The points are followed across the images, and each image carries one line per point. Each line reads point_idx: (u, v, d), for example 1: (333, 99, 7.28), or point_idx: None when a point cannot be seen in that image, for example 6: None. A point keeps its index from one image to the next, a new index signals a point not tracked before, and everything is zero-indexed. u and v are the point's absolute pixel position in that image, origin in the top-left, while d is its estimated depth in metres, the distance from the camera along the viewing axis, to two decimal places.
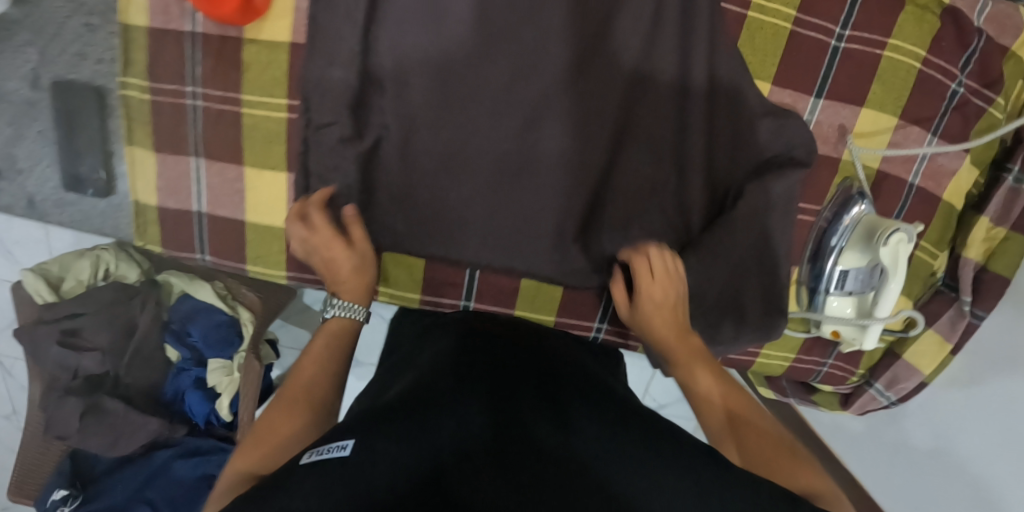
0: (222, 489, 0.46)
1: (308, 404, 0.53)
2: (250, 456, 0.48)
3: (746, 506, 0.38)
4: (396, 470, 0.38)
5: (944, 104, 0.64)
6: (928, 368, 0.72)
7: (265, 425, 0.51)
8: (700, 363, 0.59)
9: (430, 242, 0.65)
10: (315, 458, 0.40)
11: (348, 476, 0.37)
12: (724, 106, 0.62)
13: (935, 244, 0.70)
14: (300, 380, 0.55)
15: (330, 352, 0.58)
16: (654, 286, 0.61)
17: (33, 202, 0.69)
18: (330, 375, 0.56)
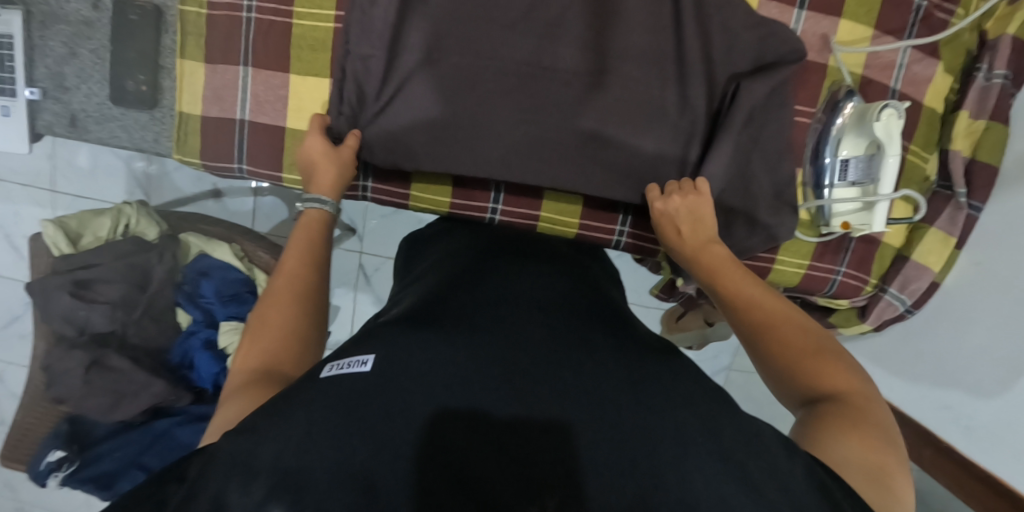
0: (231, 383, 0.49)
1: (296, 298, 0.54)
2: (253, 351, 0.50)
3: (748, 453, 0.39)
4: (411, 383, 0.40)
5: (911, 17, 0.73)
6: (937, 265, 0.76)
7: (263, 323, 0.52)
8: (739, 276, 0.61)
9: (459, 137, 0.69)
10: (335, 372, 0.42)
11: (364, 388, 0.39)
12: (723, 16, 0.70)
13: (924, 147, 0.75)
14: (284, 274, 0.56)
15: (310, 249, 0.59)
16: (675, 205, 0.68)
17: (77, 119, 0.72)
18: (314, 272, 0.57)
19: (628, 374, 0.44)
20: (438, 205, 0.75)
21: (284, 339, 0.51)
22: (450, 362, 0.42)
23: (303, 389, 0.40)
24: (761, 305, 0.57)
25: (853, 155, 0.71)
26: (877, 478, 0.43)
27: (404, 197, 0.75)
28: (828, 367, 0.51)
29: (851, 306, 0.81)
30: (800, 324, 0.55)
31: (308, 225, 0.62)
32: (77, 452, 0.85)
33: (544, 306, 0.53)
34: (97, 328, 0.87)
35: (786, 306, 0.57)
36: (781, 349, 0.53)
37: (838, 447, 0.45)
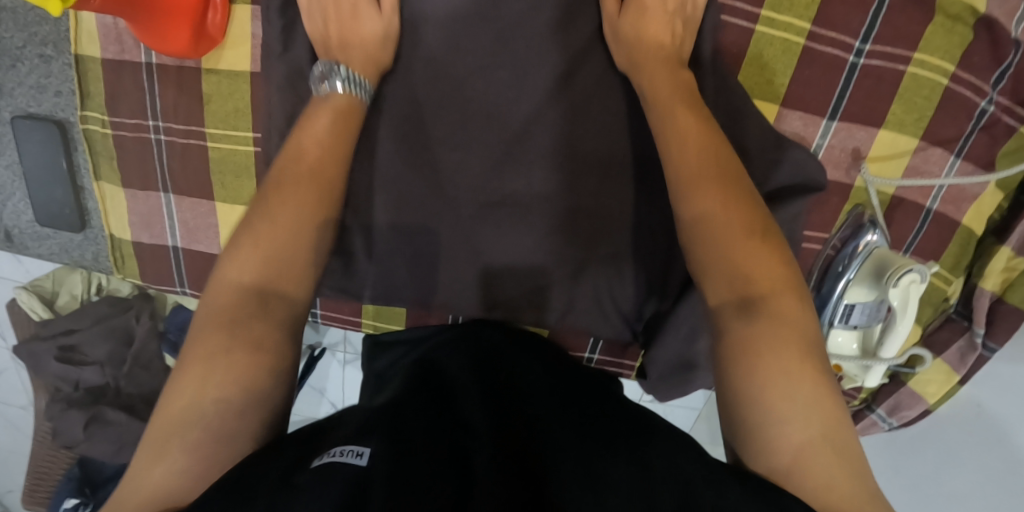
0: (218, 310, 0.43)
1: (317, 204, 0.49)
2: (250, 260, 0.45)
3: None
4: (404, 488, 0.34)
5: (971, 124, 0.58)
6: (933, 397, 0.69)
7: (219, 344, 0.41)
8: (704, 168, 0.47)
9: (416, 267, 0.64)
10: (327, 461, 0.36)
11: (351, 485, 0.33)
12: (725, 131, 0.57)
13: (950, 271, 0.65)
14: (231, 280, 0.45)
15: (334, 144, 0.51)
16: (654, 69, 0.53)
17: (10, 235, 0.68)
18: (335, 205, 0.50)
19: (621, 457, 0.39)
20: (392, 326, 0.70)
21: (288, 254, 0.47)
22: (438, 471, 0.36)
23: (292, 482, 0.34)
24: (732, 224, 0.45)
25: (859, 302, 0.61)
26: (844, 463, 0.36)
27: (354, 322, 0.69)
28: (770, 285, 0.42)
29: None
30: (757, 237, 0.44)
31: (288, 173, 0.49)
32: (88, 497, 0.91)
33: (529, 404, 0.48)
34: (90, 382, 0.91)
35: (746, 232, 0.44)
36: (725, 270, 0.44)
37: (811, 447, 0.36)
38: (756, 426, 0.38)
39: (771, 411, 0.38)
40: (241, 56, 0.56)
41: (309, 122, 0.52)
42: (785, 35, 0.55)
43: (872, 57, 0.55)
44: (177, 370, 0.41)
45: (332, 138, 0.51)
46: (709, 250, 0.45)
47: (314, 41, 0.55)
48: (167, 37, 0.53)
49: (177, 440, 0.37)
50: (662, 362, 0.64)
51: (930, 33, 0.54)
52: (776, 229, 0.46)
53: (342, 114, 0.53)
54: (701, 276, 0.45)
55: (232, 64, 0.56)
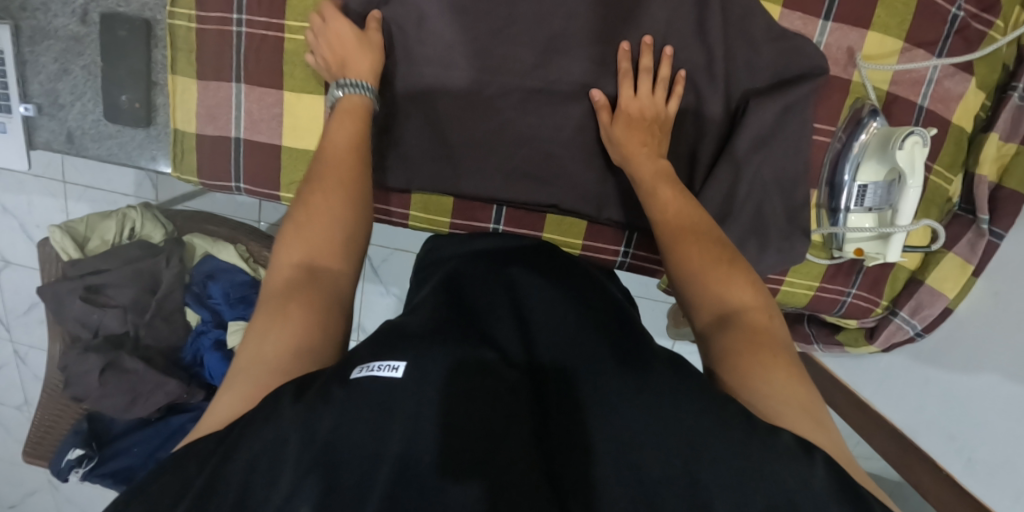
0: (281, 276, 0.50)
1: (343, 180, 0.55)
2: (295, 243, 0.52)
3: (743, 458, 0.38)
4: (420, 403, 0.39)
5: (946, 29, 0.68)
6: (952, 292, 0.73)
7: (279, 302, 0.48)
8: (687, 217, 0.57)
9: (462, 159, 0.68)
10: (363, 374, 0.41)
11: (378, 400, 0.39)
12: (740, 28, 0.66)
13: (948, 169, 0.72)
14: (284, 261, 0.51)
15: (356, 127, 0.58)
16: (639, 160, 0.62)
17: (72, 136, 0.71)
18: (361, 152, 0.58)
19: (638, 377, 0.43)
20: (437, 225, 0.73)
21: (331, 228, 0.52)
22: (455, 377, 0.41)
23: (330, 393, 0.40)
24: (694, 254, 0.54)
25: (871, 181, 0.67)
26: (817, 425, 0.44)
27: (402, 217, 0.72)
28: (744, 305, 0.51)
29: (860, 326, 0.79)
30: (725, 266, 0.53)
31: (325, 179, 0.55)
32: (96, 448, 0.89)
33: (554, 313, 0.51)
34: (110, 330, 0.89)
35: (721, 262, 0.53)
36: (705, 301, 0.52)
37: (774, 402, 0.44)
38: (736, 389, 0.46)
39: (750, 385, 0.45)
40: None
41: (340, 124, 0.58)
42: None
43: None
44: (248, 330, 0.47)
45: (352, 152, 0.57)
46: (697, 286, 0.53)
47: None
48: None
49: (245, 383, 0.44)
50: None
51: None
52: (732, 246, 0.56)
53: (360, 123, 0.59)
54: (687, 283, 0.54)
55: None
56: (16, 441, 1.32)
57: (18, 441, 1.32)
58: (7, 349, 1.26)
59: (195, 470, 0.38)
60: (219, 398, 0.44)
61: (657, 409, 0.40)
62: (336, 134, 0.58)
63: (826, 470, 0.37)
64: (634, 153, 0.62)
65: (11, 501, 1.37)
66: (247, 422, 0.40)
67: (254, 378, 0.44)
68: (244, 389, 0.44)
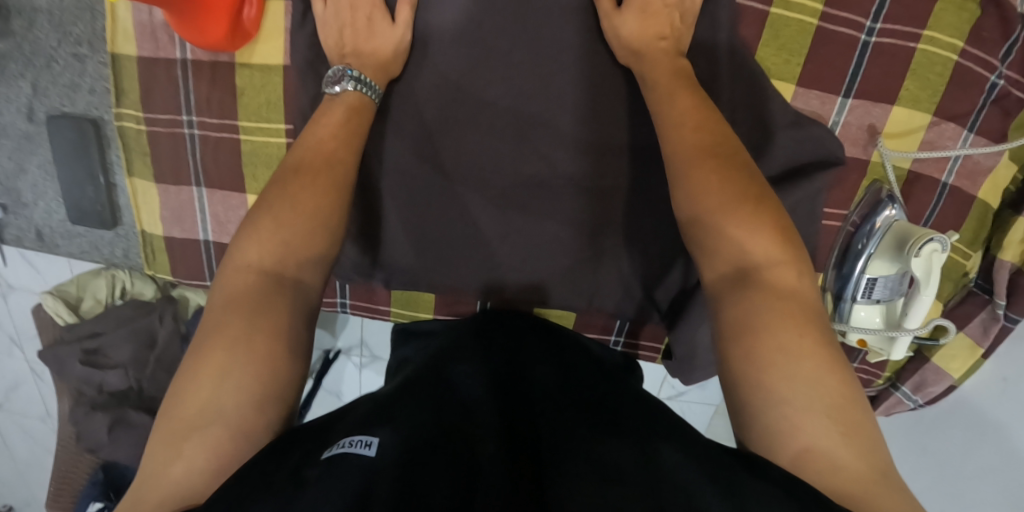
0: (243, 280, 0.45)
1: (330, 176, 0.50)
2: (266, 244, 0.46)
3: None
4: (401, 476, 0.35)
5: (982, 98, 0.59)
6: (957, 372, 0.70)
7: (238, 319, 0.42)
8: (700, 139, 0.49)
9: (448, 251, 0.65)
10: (336, 452, 0.36)
11: (355, 476, 0.34)
12: (744, 111, 0.58)
13: (968, 245, 0.66)
14: (242, 264, 0.45)
15: (352, 121, 0.53)
16: (655, 57, 0.54)
17: (42, 234, 0.68)
18: (354, 140, 0.53)
19: (660, 446, 0.38)
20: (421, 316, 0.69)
21: (311, 230, 0.48)
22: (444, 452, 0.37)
23: (303, 475, 0.34)
24: (706, 188, 0.46)
25: (882, 275, 0.62)
26: (858, 444, 0.36)
27: (382, 312, 0.69)
28: (766, 257, 0.43)
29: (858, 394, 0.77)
30: (750, 201, 0.45)
31: (299, 171, 0.50)
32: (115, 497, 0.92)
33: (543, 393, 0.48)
34: (114, 386, 0.91)
35: (745, 196, 0.45)
36: (721, 243, 0.45)
37: (801, 412, 0.37)
38: (754, 388, 0.39)
39: (771, 376, 0.38)
40: (272, 51, 0.58)
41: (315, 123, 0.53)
42: (800, 17, 0.57)
43: (882, 35, 0.57)
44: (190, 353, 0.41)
45: (343, 146, 0.52)
46: (711, 229, 0.46)
47: (332, 48, 0.56)
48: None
49: (195, 436, 0.37)
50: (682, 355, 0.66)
51: (938, 12, 0.56)
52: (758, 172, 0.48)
53: (332, 122, 0.53)
54: (697, 228, 0.46)
55: (264, 58, 0.58)
56: (44, 449, 1.39)
57: (46, 449, 1.39)
58: (24, 367, 1.30)
59: None
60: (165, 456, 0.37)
61: (687, 480, 0.35)
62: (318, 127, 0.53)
63: None
64: (649, 47, 0.55)
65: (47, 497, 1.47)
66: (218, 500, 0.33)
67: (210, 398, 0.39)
68: (194, 439, 0.37)
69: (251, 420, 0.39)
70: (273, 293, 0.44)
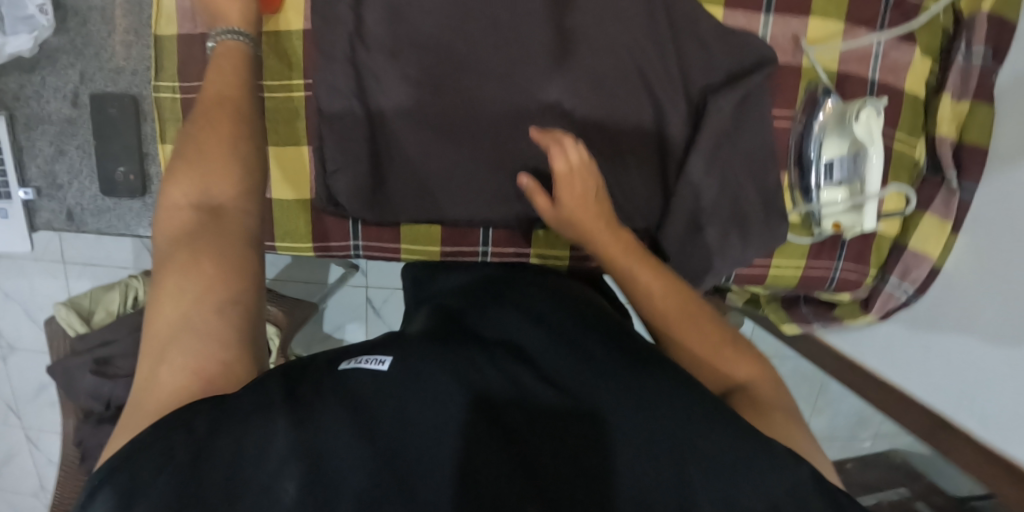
0: (172, 213, 0.46)
1: (234, 107, 0.51)
2: (184, 179, 0.47)
3: (709, 445, 0.41)
4: (414, 410, 0.41)
5: (882, 4, 0.71)
6: (936, 252, 0.75)
7: (184, 252, 0.44)
8: (672, 302, 0.57)
9: (445, 187, 0.69)
10: (353, 366, 0.45)
11: (371, 400, 0.42)
12: (687, 32, 0.68)
13: (909, 134, 0.75)
14: (177, 202, 0.46)
15: (235, 66, 0.54)
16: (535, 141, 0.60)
17: (72, 214, 0.73)
18: (246, 80, 0.53)
19: (629, 371, 0.46)
20: (429, 253, 0.73)
21: (228, 169, 0.48)
22: (450, 378, 0.43)
23: (324, 385, 0.43)
24: (667, 306, 0.57)
25: (837, 156, 0.70)
26: (782, 417, 0.51)
27: (394, 251, 0.73)
28: (748, 375, 0.54)
29: (854, 299, 0.82)
30: (730, 346, 0.55)
31: (201, 116, 0.50)
32: None
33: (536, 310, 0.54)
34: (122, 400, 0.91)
35: (724, 342, 0.55)
36: (711, 369, 0.55)
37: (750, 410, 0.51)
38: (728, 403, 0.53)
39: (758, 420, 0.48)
40: (293, 18, 0.67)
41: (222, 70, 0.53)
42: None
43: None
44: (156, 280, 0.44)
45: (239, 87, 0.52)
46: (695, 348, 0.55)
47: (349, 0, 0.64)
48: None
49: (174, 343, 0.41)
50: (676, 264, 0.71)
51: None
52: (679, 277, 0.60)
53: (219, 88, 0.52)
54: (679, 349, 0.56)
55: (285, 25, 0.67)
56: None
57: None
58: (19, 433, 1.30)
59: (168, 458, 0.36)
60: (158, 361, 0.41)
61: (637, 401, 0.44)
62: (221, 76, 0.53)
63: (808, 473, 0.40)
64: (581, 222, 0.60)
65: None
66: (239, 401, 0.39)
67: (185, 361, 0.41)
68: (173, 348, 0.41)
69: (218, 328, 0.42)
70: (204, 225, 0.45)
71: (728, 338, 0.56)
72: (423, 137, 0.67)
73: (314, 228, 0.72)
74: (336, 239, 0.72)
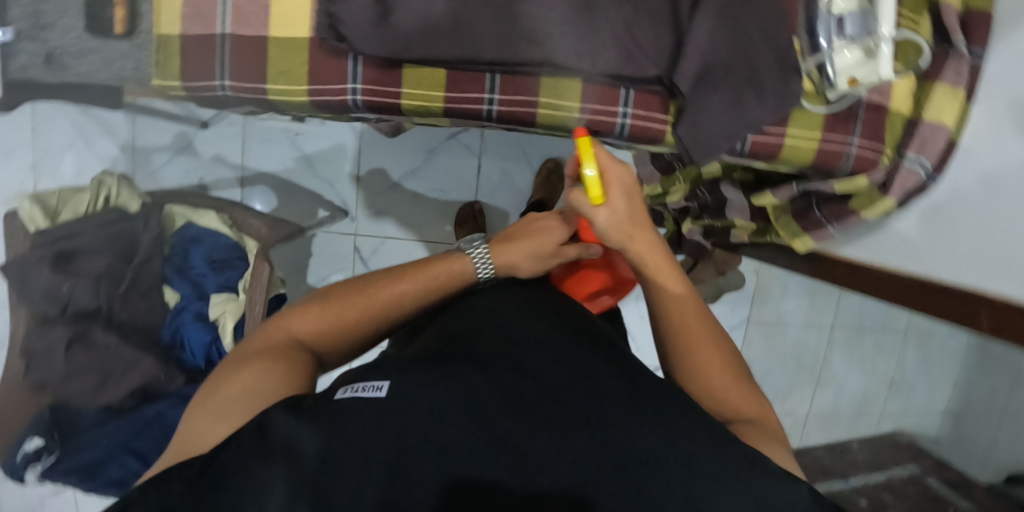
0: (277, 338, 0.59)
1: (384, 307, 0.63)
2: (309, 318, 0.61)
3: (662, 476, 0.49)
4: (431, 418, 0.51)
5: None
6: (951, 120, 0.74)
7: (249, 353, 0.57)
8: (696, 313, 0.66)
9: (451, 20, 0.65)
10: (355, 394, 0.53)
11: (387, 409, 0.51)
12: None
13: (912, 9, 0.74)
14: (290, 328, 0.60)
15: (436, 274, 0.66)
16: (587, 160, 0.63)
17: (52, 56, 0.68)
18: (417, 292, 0.65)
19: (623, 414, 0.53)
20: (432, 102, 0.69)
21: (361, 315, 0.62)
22: (455, 418, 0.51)
23: (322, 408, 0.51)
24: (694, 324, 0.65)
25: (847, 11, 0.69)
26: (769, 434, 0.59)
27: (395, 98, 0.69)
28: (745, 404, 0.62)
29: (871, 184, 0.78)
30: (741, 377, 0.63)
31: (329, 296, 0.63)
32: (57, 441, 0.82)
33: (545, 327, 0.63)
34: (80, 304, 0.80)
35: (732, 367, 0.63)
36: (702, 378, 0.63)
37: (760, 442, 0.57)
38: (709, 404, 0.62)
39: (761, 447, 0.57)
40: None
41: (537, 233, 0.71)
42: None
43: None
44: (237, 363, 0.56)
45: (388, 296, 0.63)
46: (686, 357, 0.64)
47: None
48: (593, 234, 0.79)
49: (225, 416, 0.52)
50: (704, 117, 0.70)
51: None
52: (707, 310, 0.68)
53: (538, 243, 0.70)
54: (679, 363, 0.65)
55: None
56: None
57: None
58: None
59: (179, 489, 0.46)
60: (231, 369, 0.55)
61: (602, 445, 0.50)
62: (641, 261, 0.68)
63: (807, 489, 0.49)
64: (627, 240, 0.67)
65: (35, 501, 1.41)
66: (242, 443, 0.48)
67: (228, 421, 0.51)
68: (219, 420, 0.52)
69: (228, 404, 0.53)
70: (258, 367, 0.55)
71: (735, 363, 0.64)
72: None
73: (309, 69, 0.67)
74: (332, 81, 0.68)
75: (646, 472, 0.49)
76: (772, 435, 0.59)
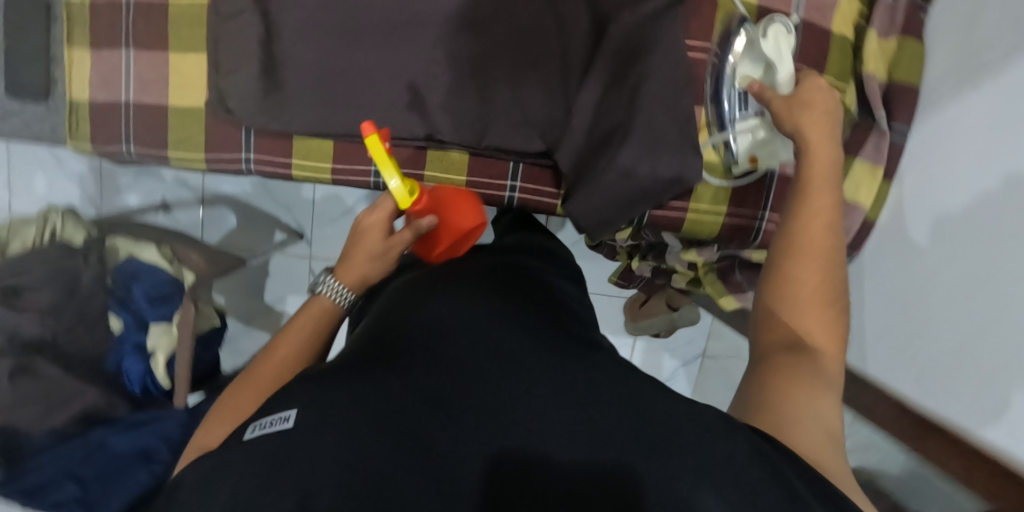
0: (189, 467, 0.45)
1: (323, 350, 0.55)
2: (212, 430, 0.47)
3: (689, 466, 0.36)
4: (340, 451, 0.33)
5: None
6: (867, 201, 0.69)
7: None
8: (808, 260, 0.49)
9: (338, 94, 0.66)
10: (257, 433, 0.36)
11: (289, 449, 0.34)
12: None
13: (839, 76, 0.68)
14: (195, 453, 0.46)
15: (305, 330, 0.53)
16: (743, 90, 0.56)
17: None
18: (306, 349, 0.53)
19: (590, 394, 0.40)
20: (322, 172, 0.71)
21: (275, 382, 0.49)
22: (382, 432, 0.35)
23: (225, 454, 0.36)
24: (805, 270, 0.49)
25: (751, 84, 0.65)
26: (818, 415, 0.45)
27: (286, 167, 0.71)
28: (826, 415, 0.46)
29: None
30: (815, 342, 0.48)
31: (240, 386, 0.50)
32: None
33: (478, 322, 0.48)
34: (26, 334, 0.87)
35: (823, 301, 0.49)
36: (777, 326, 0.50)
37: (804, 417, 0.45)
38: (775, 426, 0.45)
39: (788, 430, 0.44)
40: None
41: (361, 236, 0.60)
42: None
43: None
44: None
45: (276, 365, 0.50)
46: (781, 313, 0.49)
47: None
48: (460, 211, 0.63)
49: None
50: (594, 194, 0.67)
51: None
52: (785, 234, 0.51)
53: (367, 246, 0.59)
54: None
55: None
56: None
57: None
58: None
59: None
60: None
61: (592, 441, 0.36)
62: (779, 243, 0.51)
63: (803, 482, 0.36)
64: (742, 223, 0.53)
65: None
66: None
67: None
68: None
69: None
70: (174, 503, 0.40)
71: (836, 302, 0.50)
72: (315, 42, 0.66)
73: (206, 137, 0.70)
74: (228, 150, 0.70)
75: (676, 461, 0.36)
76: (823, 381, 0.47)
